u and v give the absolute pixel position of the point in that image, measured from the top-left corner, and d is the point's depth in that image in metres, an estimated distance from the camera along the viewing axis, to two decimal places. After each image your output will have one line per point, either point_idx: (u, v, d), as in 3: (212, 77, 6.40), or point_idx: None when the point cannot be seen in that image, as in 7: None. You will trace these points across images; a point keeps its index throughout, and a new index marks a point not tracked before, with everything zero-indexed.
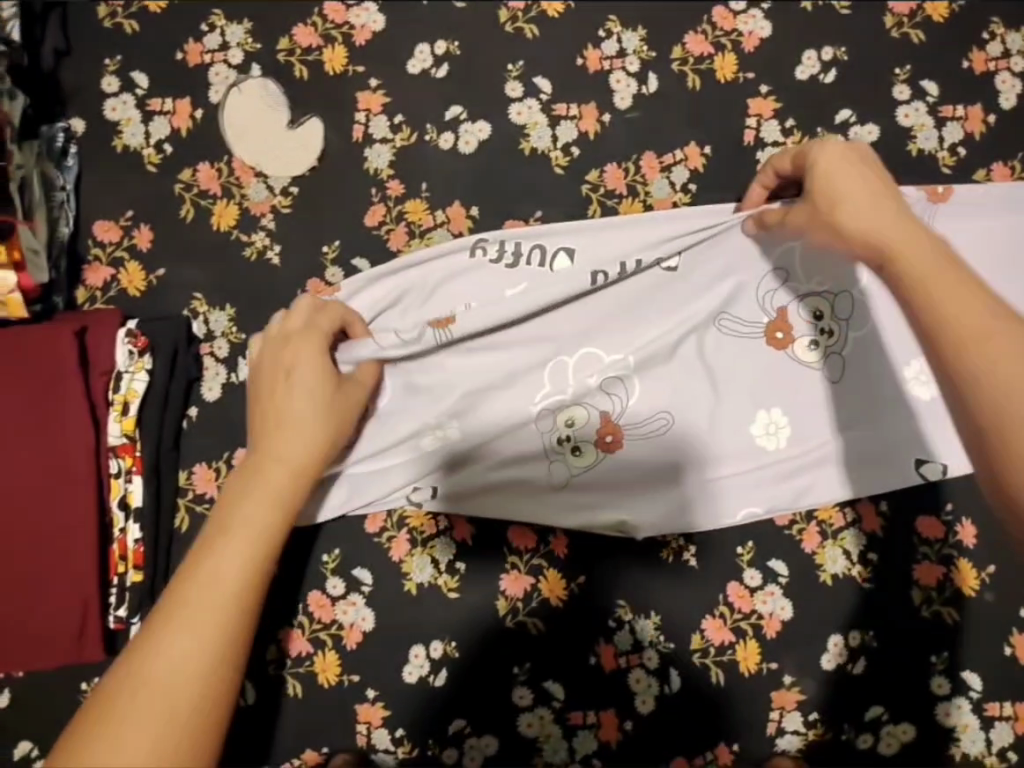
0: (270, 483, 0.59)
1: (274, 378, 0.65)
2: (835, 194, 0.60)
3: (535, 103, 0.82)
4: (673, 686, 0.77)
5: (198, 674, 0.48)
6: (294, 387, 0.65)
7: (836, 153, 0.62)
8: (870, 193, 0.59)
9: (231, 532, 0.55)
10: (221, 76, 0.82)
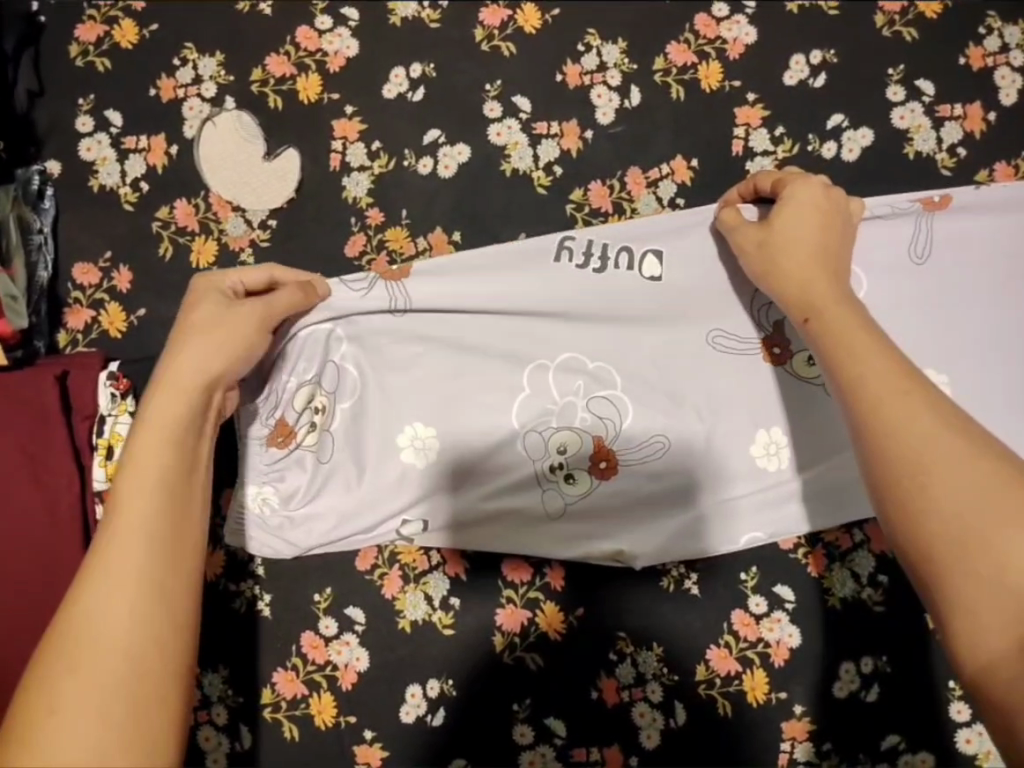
0: (179, 401, 0.52)
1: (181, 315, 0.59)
2: (772, 247, 0.63)
3: (515, 122, 0.80)
4: (678, 720, 0.75)
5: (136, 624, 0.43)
6: (197, 322, 0.58)
7: (794, 198, 0.65)
8: (813, 258, 0.61)
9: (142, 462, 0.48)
10: (195, 110, 0.81)
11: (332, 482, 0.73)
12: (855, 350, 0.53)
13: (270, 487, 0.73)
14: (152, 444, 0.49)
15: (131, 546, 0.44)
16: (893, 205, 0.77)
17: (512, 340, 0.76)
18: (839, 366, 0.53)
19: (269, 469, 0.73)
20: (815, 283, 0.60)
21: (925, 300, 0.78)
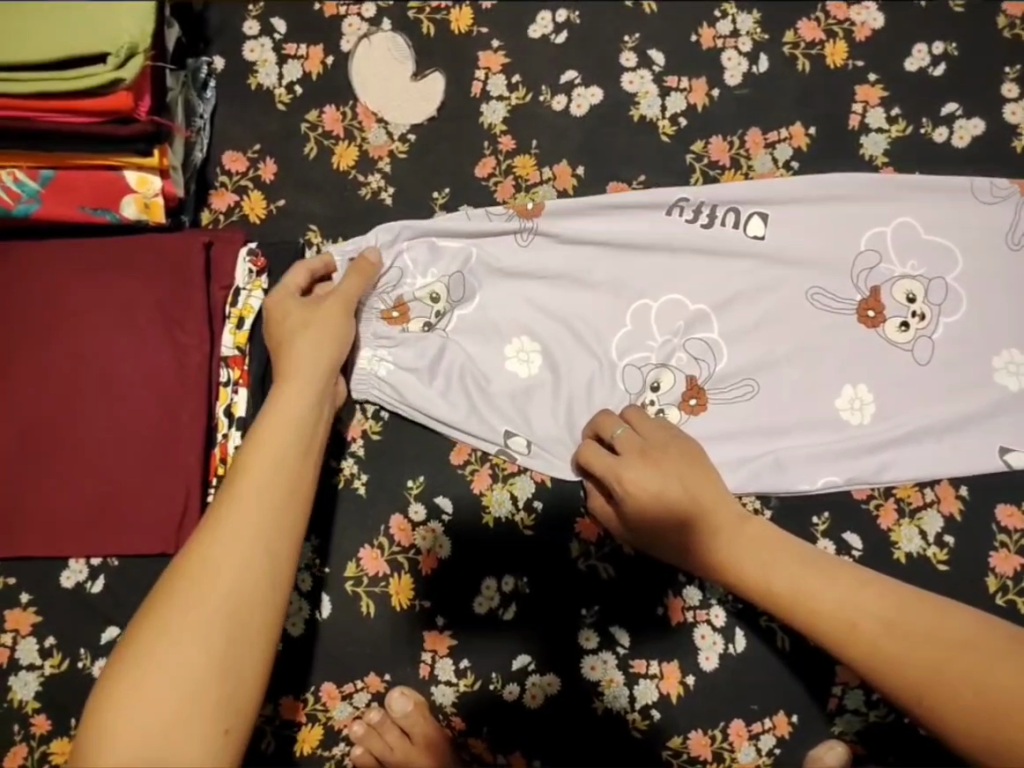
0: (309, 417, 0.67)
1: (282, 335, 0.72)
2: (648, 466, 0.71)
3: (648, 74, 0.86)
4: (737, 646, 0.79)
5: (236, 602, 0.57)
6: (290, 347, 0.71)
7: (649, 431, 0.73)
8: (657, 470, 0.70)
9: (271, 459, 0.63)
10: (354, 27, 0.87)
11: (449, 357, 0.80)
12: (771, 577, 0.66)
13: (382, 352, 0.80)
14: (237, 532, 0.59)
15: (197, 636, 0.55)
16: (994, 189, 0.82)
17: (619, 273, 0.81)
18: (663, 478, 0.70)
19: (382, 337, 0.80)
20: (656, 445, 0.72)
21: (1018, 284, 0.81)
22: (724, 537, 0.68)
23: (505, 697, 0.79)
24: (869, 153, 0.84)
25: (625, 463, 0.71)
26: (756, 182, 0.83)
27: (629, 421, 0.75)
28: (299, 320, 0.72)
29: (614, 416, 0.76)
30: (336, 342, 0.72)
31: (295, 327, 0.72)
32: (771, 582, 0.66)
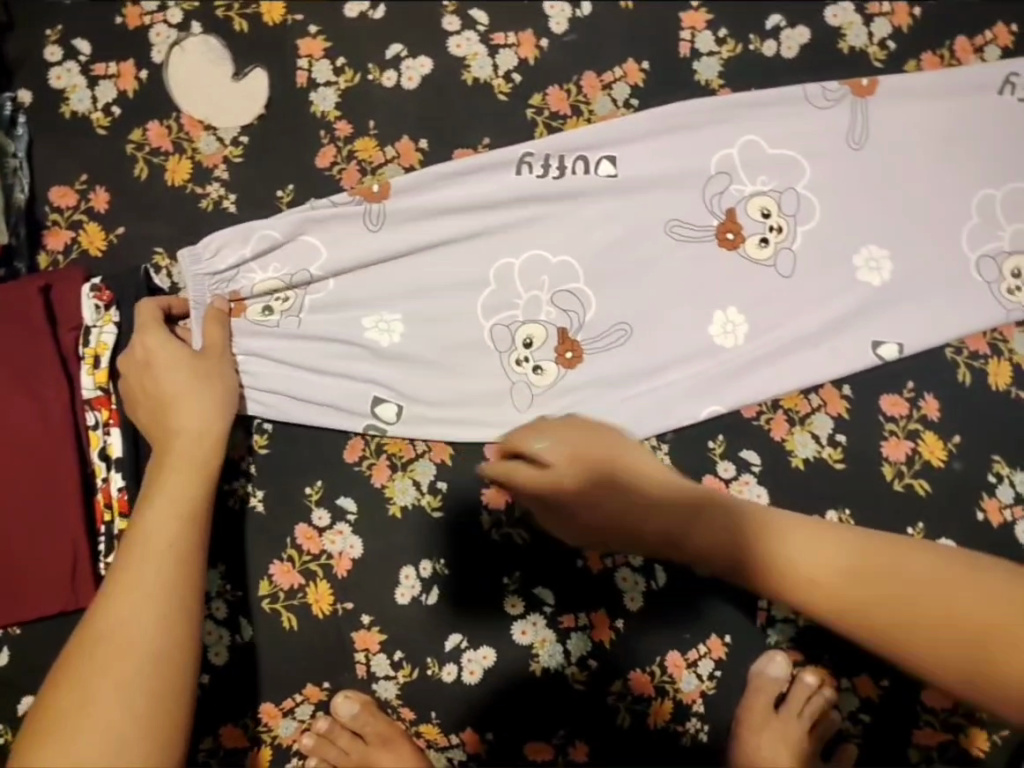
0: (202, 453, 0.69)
1: (164, 392, 0.71)
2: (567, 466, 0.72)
3: (473, 34, 0.84)
4: (659, 582, 0.80)
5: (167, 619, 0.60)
6: (178, 401, 0.70)
7: (547, 429, 0.74)
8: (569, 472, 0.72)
9: (171, 494, 0.66)
10: (162, 36, 0.83)
11: (312, 346, 0.79)
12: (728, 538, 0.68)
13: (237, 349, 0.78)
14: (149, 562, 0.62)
15: (118, 675, 0.57)
16: (827, 93, 0.83)
17: (478, 243, 0.81)
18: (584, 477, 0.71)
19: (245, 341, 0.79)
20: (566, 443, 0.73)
21: (864, 180, 0.83)
22: (698, 515, 0.69)
23: (445, 679, 0.79)
24: (704, 78, 0.85)
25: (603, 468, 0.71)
26: (598, 126, 0.82)
27: (545, 433, 0.74)
28: (185, 372, 0.72)
29: (530, 429, 0.74)
30: (221, 377, 0.74)
31: (173, 369, 0.71)
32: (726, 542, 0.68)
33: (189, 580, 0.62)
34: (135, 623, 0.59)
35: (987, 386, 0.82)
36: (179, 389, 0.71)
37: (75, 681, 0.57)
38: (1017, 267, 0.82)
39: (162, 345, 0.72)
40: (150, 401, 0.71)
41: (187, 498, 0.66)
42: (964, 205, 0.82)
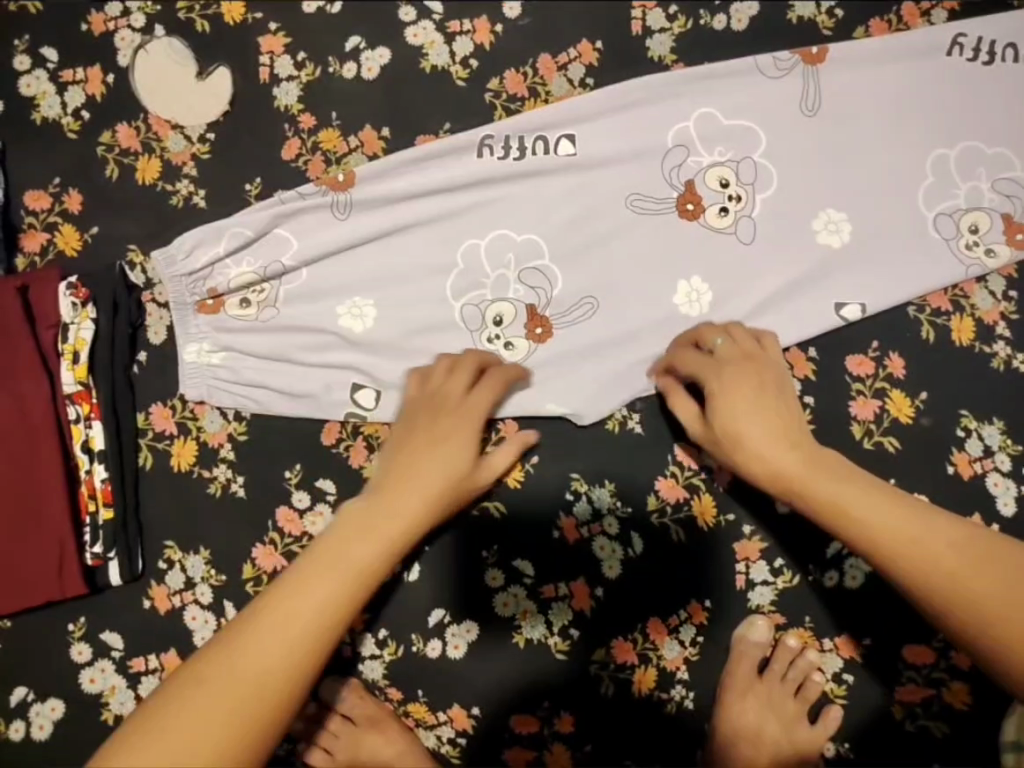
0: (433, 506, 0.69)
1: (424, 433, 0.72)
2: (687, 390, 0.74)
3: (430, 24, 0.86)
4: (636, 549, 0.80)
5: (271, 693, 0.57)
6: (441, 447, 0.71)
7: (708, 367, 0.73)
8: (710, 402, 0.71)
9: (370, 555, 0.63)
10: (127, 41, 0.86)
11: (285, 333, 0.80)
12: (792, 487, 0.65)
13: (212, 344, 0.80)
14: (290, 623, 0.59)
15: (231, 709, 0.56)
16: (778, 62, 0.85)
17: (442, 224, 0.82)
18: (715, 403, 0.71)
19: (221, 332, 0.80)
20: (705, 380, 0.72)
21: (818, 145, 0.84)
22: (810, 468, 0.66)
23: (429, 655, 0.80)
24: (656, 55, 0.86)
25: (727, 360, 0.73)
26: (554, 105, 0.84)
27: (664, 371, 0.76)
28: (459, 415, 0.73)
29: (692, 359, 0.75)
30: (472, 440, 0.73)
31: (416, 418, 0.74)
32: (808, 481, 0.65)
33: (312, 659, 0.59)
34: (259, 673, 0.57)
35: (950, 342, 0.82)
36: (439, 441, 0.71)
37: (186, 691, 0.57)
38: (974, 223, 0.83)
39: (450, 390, 0.75)
40: (431, 429, 0.72)
41: (349, 581, 0.62)
42: (919, 165, 0.84)
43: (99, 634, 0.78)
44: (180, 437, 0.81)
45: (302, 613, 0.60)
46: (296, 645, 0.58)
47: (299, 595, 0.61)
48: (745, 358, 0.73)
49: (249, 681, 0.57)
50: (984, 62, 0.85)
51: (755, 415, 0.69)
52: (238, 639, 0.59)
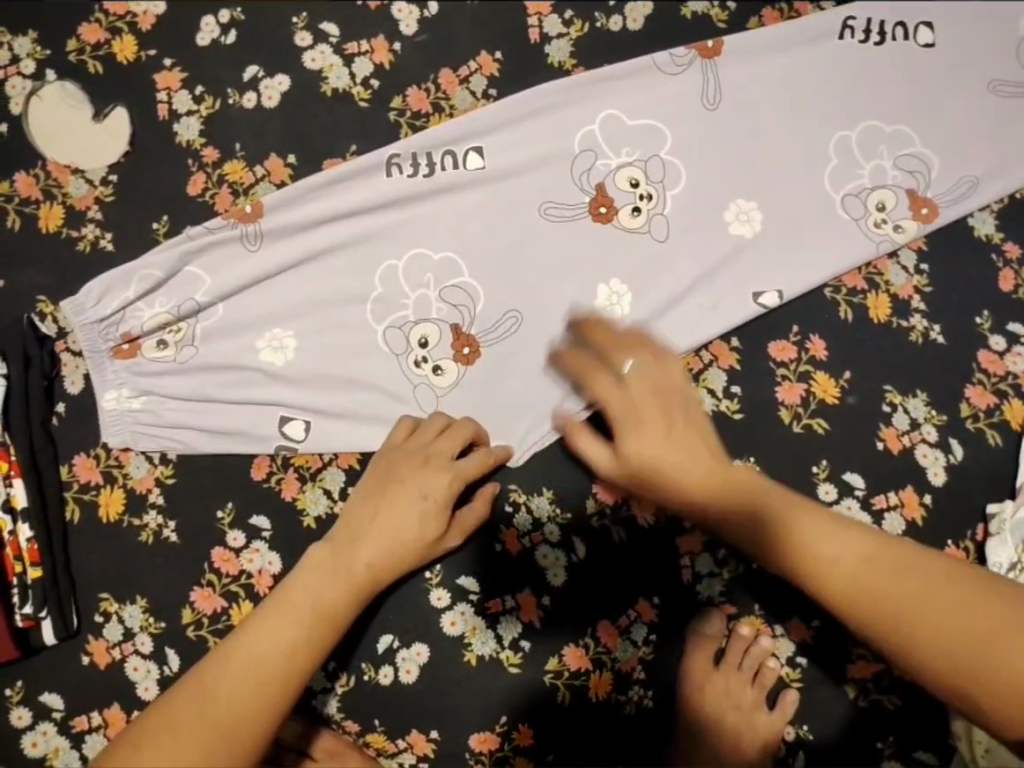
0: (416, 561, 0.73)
1: (400, 487, 0.74)
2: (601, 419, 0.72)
3: (327, 47, 0.86)
4: (579, 554, 0.80)
5: (272, 672, 0.62)
6: (413, 526, 0.73)
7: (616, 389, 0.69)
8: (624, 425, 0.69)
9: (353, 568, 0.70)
10: (17, 88, 0.84)
11: (206, 373, 0.79)
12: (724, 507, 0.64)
13: (132, 388, 0.79)
14: (289, 610, 0.66)
15: (238, 686, 0.61)
16: (676, 59, 0.86)
17: (355, 247, 0.82)
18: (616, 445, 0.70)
19: (139, 376, 0.79)
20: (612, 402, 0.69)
21: (722, 139, 0.85)
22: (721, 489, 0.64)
23: (382, 682, 0.79)
24: (557, 60, 0.87)
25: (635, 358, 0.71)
26: (459, 118, 0.84)
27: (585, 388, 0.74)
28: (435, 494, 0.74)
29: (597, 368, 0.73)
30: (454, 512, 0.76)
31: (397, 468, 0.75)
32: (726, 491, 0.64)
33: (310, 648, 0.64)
34: (253, 672, 0.62)
35: (869, 319, 0.83)
36: (421, 506, 0.73)
37: (199, 680, 0.62)
38: (882, 201, 0.84)
39: (436, 455, 0.75)
40: (407, 487, 0.74)
41: (340, 586, 0.68)
42: (822, 148, 0.85)
43: (39, 696, 0.76)
44: (107, 486, 0.79)
45: (290, 625, 0.65)
46: (285, 658, 0.63)
47: (295, 590, 0.67)
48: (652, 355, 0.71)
49: (239, 690, 0.61)
50: (875, 43, 0.87)
51: (667, 448, 0.65)
52: (247, 629, 0.65)
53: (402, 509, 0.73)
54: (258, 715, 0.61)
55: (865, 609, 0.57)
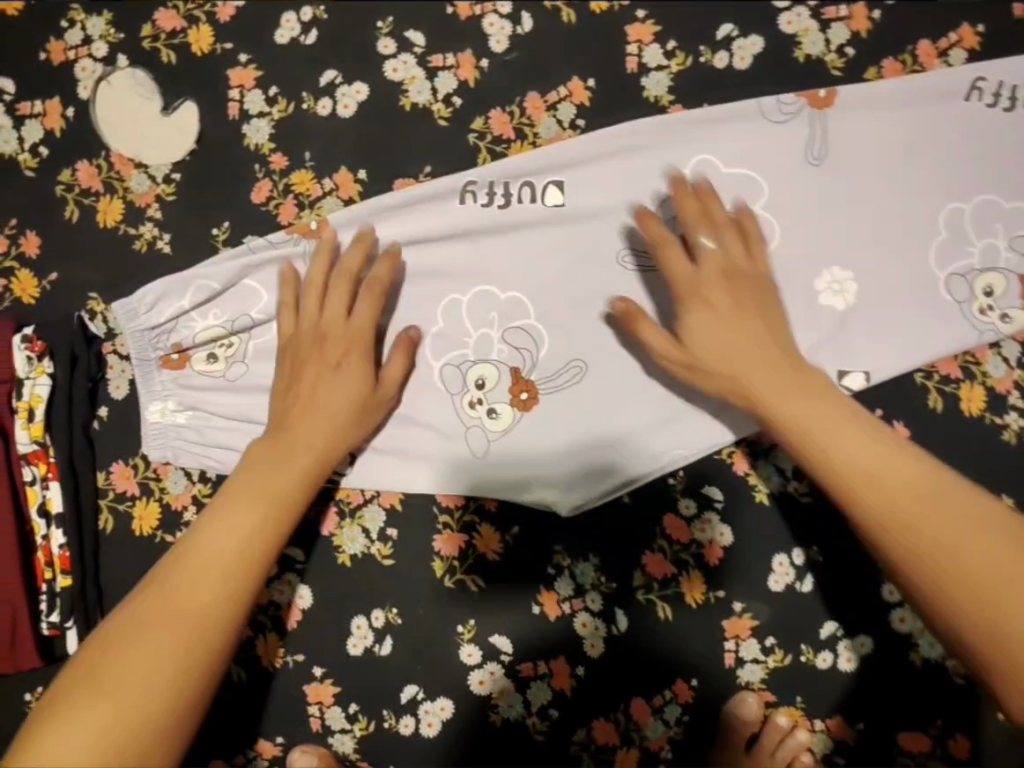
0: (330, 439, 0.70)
1: (321, 375, 0.71)
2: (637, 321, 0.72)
3: (411, 57, 0.80)
4: (620, 626, 0.77)
5: (216, 585, 0.61)
6: (334, 382, 0.71)
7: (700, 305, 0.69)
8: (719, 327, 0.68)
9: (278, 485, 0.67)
10: (87, 71, 0.80)
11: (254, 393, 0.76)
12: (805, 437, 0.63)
13: (177, 402, 0.76)
14: (228, 518, 0.64)
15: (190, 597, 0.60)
16: (783, 106, 0.79)
17: (420, 276, 0.77)
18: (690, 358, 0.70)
19: (186, 390, 0.76)
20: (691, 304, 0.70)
21: (824, 198, 0.79)
22: (804, 409, 0.65)
23: (402, 731, 0.76)
24: (653, 94, 0.81)
25: (705, 279, 0.70)
26: (542, 148, 0.78)
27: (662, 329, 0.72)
28: (356, 361, 0.71)
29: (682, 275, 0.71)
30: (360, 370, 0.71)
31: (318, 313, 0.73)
32: (802, 431, 0.64)
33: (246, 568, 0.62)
34: (202, 583, 0.60)
35: (958, 411, 0.78)
36: (337, 374, 0.71)
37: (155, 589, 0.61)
38: (989, 285, 0.77)
39: (336, 332, 0.71)
40: (323, 361, 0.71)
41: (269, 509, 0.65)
42: (932, 219, 0.78)
43: None
44: (143, 498, 0.77)
45: (231, 535, 0.63)
46: (219, 570, 0.61)
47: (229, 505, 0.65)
48: (725, 273, 0.70)
49: (192, 595, 0.60)
50: (1005, 108, 0.79)
51: (730, 330, 0.68)
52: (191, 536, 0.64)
53: (316, 388, 0.71)
54: (207, 618, 0.59)
55: (914, 558, 0.57)
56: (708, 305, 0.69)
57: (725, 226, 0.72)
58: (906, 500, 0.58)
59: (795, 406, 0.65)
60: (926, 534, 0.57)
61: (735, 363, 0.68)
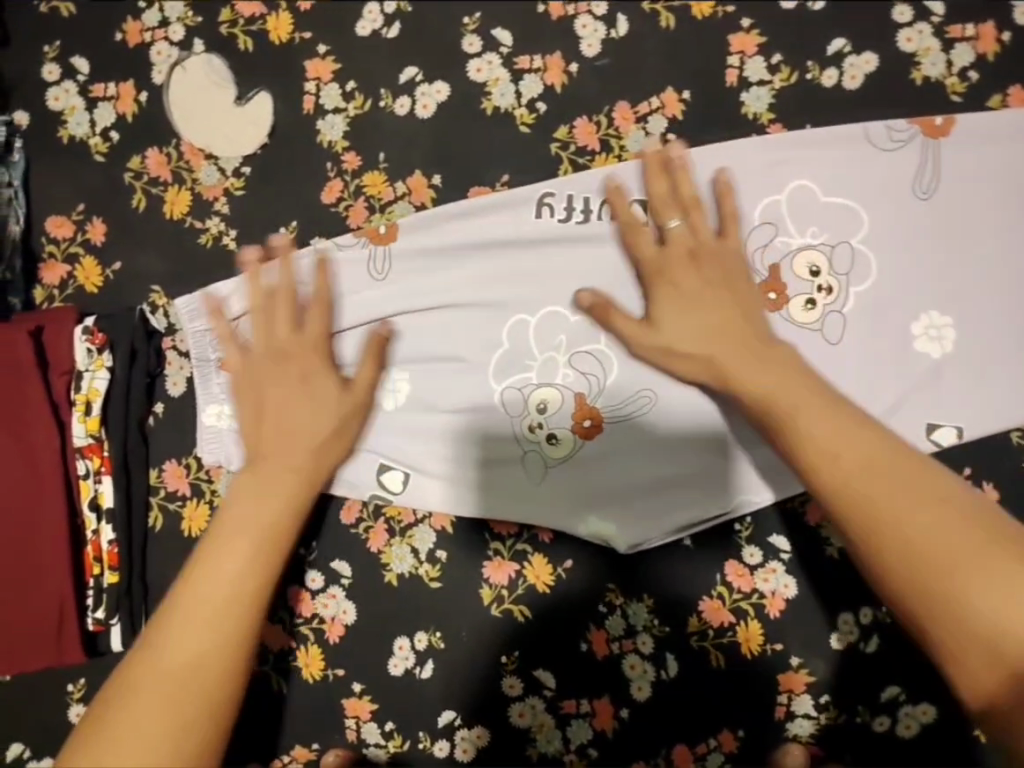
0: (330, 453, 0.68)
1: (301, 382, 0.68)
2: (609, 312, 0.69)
3: (495, 57, 0.76)
4: (669, 671, 0.73)
5: (225, 600, 0.57)
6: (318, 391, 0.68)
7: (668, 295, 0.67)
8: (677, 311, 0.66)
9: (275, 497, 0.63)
10: (163, 55, 0.78)
11: None
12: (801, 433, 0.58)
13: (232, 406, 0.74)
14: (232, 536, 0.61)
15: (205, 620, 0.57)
16: (894, 134, 0.73)
17: (489, 291, 0.73)
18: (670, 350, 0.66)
19: None
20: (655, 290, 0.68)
21: (929, 236, 0.73)
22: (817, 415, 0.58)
23: (436, 754, 0.75)
24: (752, 111, 0.75)
25: (672, 261, 0.68)
26: (628, 163, 0.73)
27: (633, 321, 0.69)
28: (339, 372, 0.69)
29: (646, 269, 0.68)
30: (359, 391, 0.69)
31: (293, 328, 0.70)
32: (819, 448, 0.57)
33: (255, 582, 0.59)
34: (209, 604, 0.57)
35: None
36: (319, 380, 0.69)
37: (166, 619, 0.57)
38: None
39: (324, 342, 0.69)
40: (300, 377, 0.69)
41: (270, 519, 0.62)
42: None
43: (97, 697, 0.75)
44: (193, 499, 0.76)
45: (232, 554, 0.60)
46: (229, 587, 0.58)
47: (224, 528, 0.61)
48: (689, 255, 0.68)
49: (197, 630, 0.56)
50: None
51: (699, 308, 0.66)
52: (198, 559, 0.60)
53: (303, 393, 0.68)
54: (217, 641, 0.56)
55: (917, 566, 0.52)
56: (672, 284, 0.67)
57: (688, 203, 0.69)
58: (908, 500, 0.53)
59: (821, 424, 0.57)
60: (929, 543, 0.51)
61: (710, 342, 0.65)
